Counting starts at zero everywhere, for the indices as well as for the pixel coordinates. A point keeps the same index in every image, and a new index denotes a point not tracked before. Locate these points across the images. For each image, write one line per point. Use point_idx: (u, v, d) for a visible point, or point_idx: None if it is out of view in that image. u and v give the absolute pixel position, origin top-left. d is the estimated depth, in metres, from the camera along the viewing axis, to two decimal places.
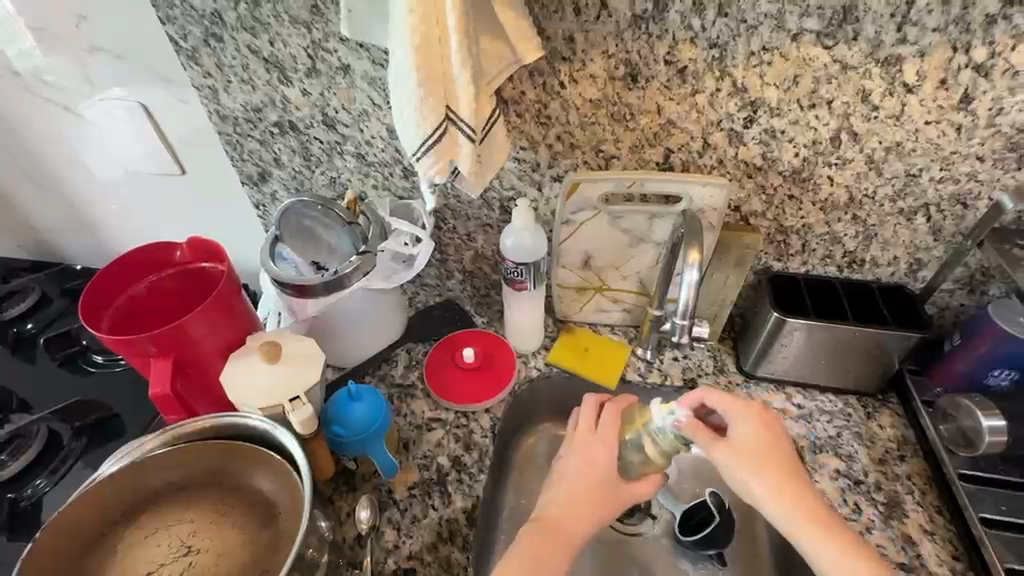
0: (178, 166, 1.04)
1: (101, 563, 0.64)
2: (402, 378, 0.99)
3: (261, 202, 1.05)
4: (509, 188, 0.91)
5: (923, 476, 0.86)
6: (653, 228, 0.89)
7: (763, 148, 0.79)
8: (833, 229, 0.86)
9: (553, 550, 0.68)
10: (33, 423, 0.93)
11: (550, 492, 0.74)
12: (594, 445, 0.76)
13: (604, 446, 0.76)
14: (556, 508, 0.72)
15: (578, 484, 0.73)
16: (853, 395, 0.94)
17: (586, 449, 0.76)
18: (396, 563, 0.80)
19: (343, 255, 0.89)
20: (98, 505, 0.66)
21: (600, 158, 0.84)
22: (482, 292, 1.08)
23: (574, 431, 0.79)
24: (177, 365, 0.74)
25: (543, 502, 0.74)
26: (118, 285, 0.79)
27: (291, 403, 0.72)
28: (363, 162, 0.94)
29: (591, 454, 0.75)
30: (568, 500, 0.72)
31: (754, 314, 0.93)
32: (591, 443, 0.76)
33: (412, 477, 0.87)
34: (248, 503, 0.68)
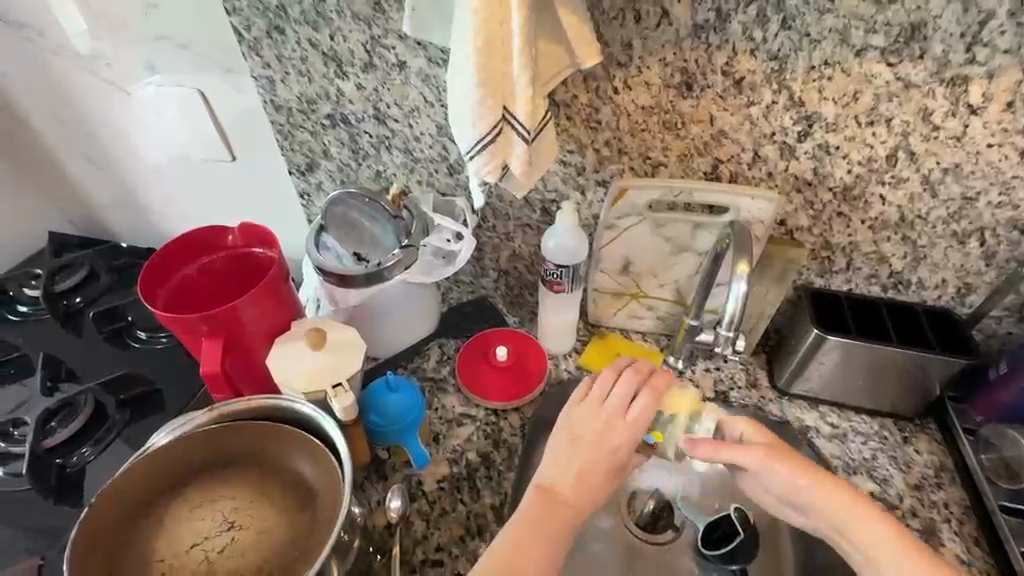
0: (227, 151, 1.07)
1: (147, 533, 0.66)
2: (434, 371, 1.01)
3: (305, 192, 1.07)
4: (552, 191, 0.91)
5: (960, 505, 0.84)
6: (696, 237, 0.89)
7: (815, 163, 0.79)
8: (880, 248, 0.85)
9: (554, 518, 0.70)
10: (80, 393, 0.96)
11: (556, 460, 0.75)
12: (599, 439, 0.74)
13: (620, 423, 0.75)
14: (567, 482, 0.73)
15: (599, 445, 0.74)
16: (888, 417, 0.93)
17: (605, 424, 0.75)
18: (424, 554, 0.81)
19: (386, 247, 0.91)
20: (144, 475, 0.68)
21: (647, 165, 0.84)
22: (515, 291, 1.09)
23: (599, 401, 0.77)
24: (227, 346, 0.76)
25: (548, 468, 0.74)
26: (171, 266, 0.81)
27: (334, 390, 0.74)
28: (410, 158, 0.96)
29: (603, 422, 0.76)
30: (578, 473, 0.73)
31: (791, 330, 0.93)
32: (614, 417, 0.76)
33: (442, 470, 0.88)
34: (288, 484, 0.70)
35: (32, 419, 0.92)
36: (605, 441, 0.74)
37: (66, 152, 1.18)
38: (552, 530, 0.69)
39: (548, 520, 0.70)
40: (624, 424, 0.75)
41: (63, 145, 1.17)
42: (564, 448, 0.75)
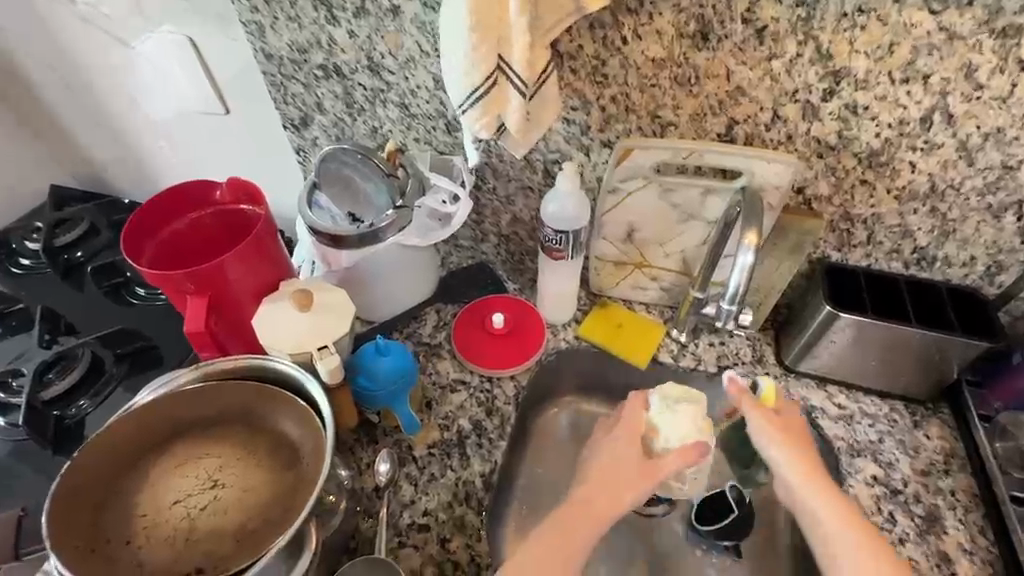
0: (221, 105, 1.03)
1: (131, 487, 0.64)
2: (430, 337, 0.99)
3: (301, 147, 1.03)
4: (555, 152, 0.86)
5: (969, 493, 0.81)
6: (706, 204, 0.83)
7: (840, 125, 0.72)
8: (906, 221, 0.79)
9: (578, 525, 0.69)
10: (78, 346, 0.96)
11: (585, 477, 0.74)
12: (625, 443, 0.76)
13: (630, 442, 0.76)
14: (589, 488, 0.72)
15: (617, 462, 0.74)
16: (899, 400, 0.88)
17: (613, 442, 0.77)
18: (411, 518, 0.79)
19: (379, 208, 0.88)
20: (134, 431, 0.67)
21: (656, 125, 0.78)
22: (516, 257, 1.06)
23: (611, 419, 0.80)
24: (212, 304, 0.74)
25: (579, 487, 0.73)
26: (158, 220, 0.79)
27: (320, 352, 0.72)
28: (406, 113, 0.91)
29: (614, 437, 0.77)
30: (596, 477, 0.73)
31: (803, 305, 0.88)
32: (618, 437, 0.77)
33: (433, 435, 0.87)
34: (274, 445, 0.70)
35: (31, 370, 0.93)
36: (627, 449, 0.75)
37: (65, 107, 1.16)
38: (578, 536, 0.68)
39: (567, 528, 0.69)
40: (617, 430, 0.78)
41: (59, 97, 1.14)
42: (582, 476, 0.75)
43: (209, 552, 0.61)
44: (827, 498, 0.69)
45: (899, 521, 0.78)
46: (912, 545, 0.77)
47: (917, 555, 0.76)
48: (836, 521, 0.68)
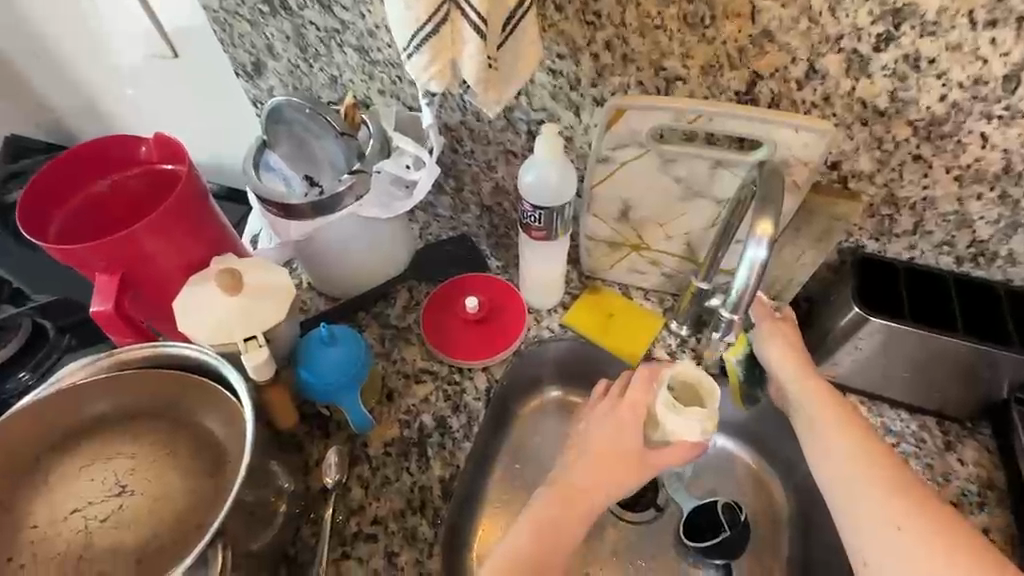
0: (168, 48, 0.95)
1: (28, 490, 0.57)
2: (398, 319, 0.88)
3: (258, 99, 0.91)
4: (539, 110, 0.72)
5: (1005, 533, 0.68)
6: (715, 180, 0.69)
7: (895, 84, 0.56)
8: (965, 208, 0.64)
9: (571, 517, 0.63)
10: (16, 316, 0.89)
11: (571, 454, 0.69)
12: (628, 420, 0.68)
13: (632, 428, 0.68)
14: (583, 468, 0.67)
15: (609, 443, 0.67)
16: (931, 417, 0.76)
17: (616, 422, 0.69)
18: (358, 526, 0.71)
19: (338, 170, 0.77)
20: (37, 423, 0.60)
21: (660, 79, 0.63)
22: (500, 232, 0.94)
23: (610, 397, 0.71)
24: (127, 281, 0.64)
25: (566, 461, 0.68)
26: (72, 180, 0.68)
27: (247, 343, 0.63)
28: (366, 59, 0.77)
29: (612, 415, 0.69)
30: (593, 458, 0.67)
31: (826, 303, 0.75)
32: (624, 424, 0.68)
33: (390, 432, 0.78)
34: (195, 446, 0.61)
35: None
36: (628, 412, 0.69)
37: (9, 46, 1.07)
38: (573, 518, 0.64)
39: (563, 505, 0.64)
40: (623, 407, 0.69)
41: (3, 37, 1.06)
42: (578, 445, 0.69)
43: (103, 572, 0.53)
44: (860, 459, 0.59)
45: None
46: None
47: None
48: (857, 463, 0.59)
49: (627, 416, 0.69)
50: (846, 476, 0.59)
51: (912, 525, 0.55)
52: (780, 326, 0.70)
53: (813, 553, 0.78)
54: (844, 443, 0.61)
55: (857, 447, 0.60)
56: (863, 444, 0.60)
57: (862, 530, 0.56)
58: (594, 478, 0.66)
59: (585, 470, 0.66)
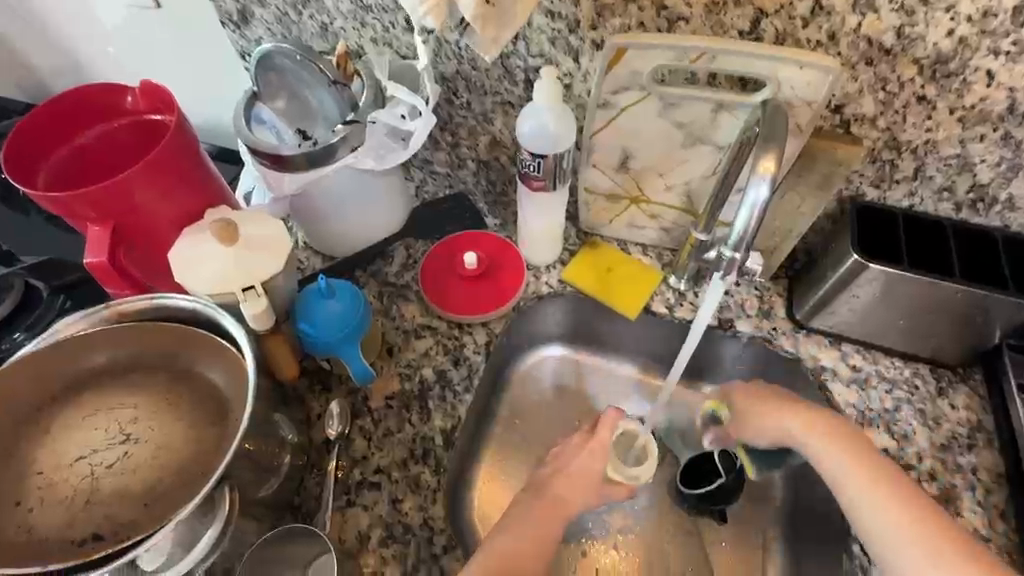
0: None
1: (29, 440, 0.57)
2: (395, 276, 0.88)
3: (245, 50, 0.88)
4: (537, 56, 0.70)
5: (993, 472, 0.70)
6: (717, 124, 0.68)
7: (902, 20, 0.55)
8: (967, 150, 0.64)
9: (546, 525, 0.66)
10: (6, 277, 0.87)
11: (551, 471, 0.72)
12: (595, 453, 0.73)
13: (595, 461, 0.72)
14: (562, 484, 0.70)
15: (580, 468, 0.71)
16: (924, 364, 0.77)
17: (586, 452, 0.72)
18: (362, 475, 0.72)
19: (330, 121, 0.76)
20: (29, 378, 0.59)
21: (662, 19, 0.62)
22: (497, 188, 0.93)
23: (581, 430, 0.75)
24: (119, 232, 0.63)
25: (544, 477, 0.71)
26: (56, 129, 0.66)
27: (245, 293, 0.62)
28: (357, 4, 0.75)
29: (584, 444, 0.73)
30: (567, 476, 0.71)
31: (824, 254, 0.75)
32: (588, 457, 0.72)
33: (391, 386, 0.78)
34: (197, 397, 0.61)
35: None
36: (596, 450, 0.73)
37: None
38: (546, 528, 0.67)
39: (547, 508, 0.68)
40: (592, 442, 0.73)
41: None
42: (554, 464, 0.73)
43: (110, 516, 0.54)
44: (865, 477, 0.63)
45: None
46: None
47: None
48: (862, 476, 0.63)
49: (590, 449, 0.73)
50: (851, 480, 0.63)
51: (928, 528, 0.59)
52: (751, 403, 0.73)
53: (813, 501, 0.77)
54: (843, 458, 0.65)
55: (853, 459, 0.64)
56: (858, 455, 0.65)
57: (895, 551, 0.59)
58: (569, 497, 0.69)
59: (564, 487, 0.70)
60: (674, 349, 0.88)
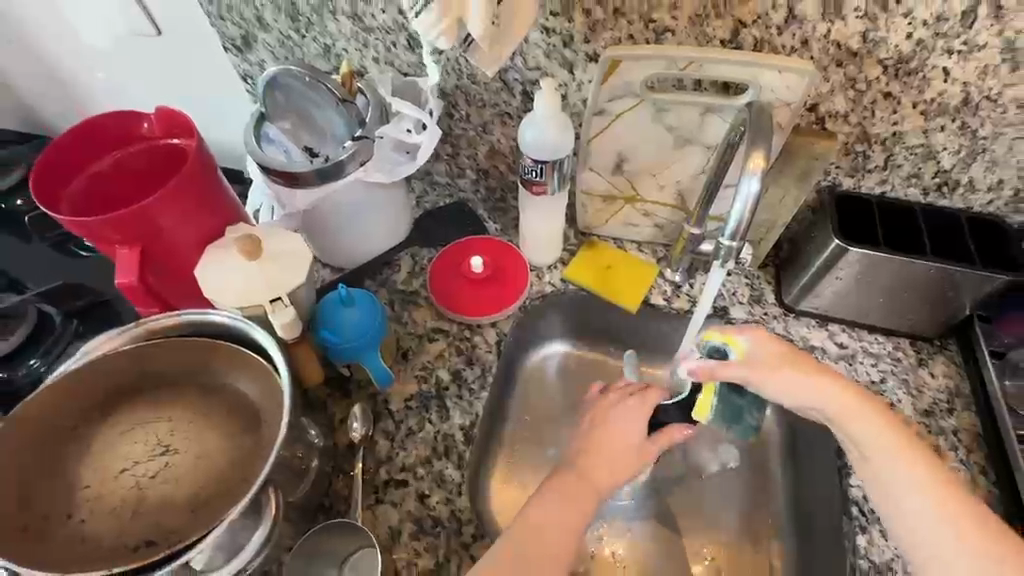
0: (152, 27, 0.93)
1: (71, 457, 0.59)
2: (404, 284, 0.91)
3: (248, 74, 0.92)
4: (533, 69, 0.75)
5: (972, 432, 0.77)
6: (705, 126, 0.74)
7: (866, 25, 0.62)
8: (930, 140, 0.70)
9: (577, 501, 0.67)
10: (19, 304, 0.89)
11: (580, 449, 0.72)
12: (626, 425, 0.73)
13: (623, 432, 0.73)
14: (583, 461, 0.70)
15: (612, 443, 0.72)
16: (905, 338, 0.83)
17: (617, 428, 0.73)
18: (388, 474, 0.75)
19: (338, 139, 0.79)
20: (65, 399, 0.61)
21: (650, 31, 0.67)
22: (496, 195, 0.97)
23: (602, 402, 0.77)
24: (146, 254, 0.66)
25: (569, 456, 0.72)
26: (75, 158, 0.68)
27: (272, 305, 0.65)
28: (360, 27, 0.79)
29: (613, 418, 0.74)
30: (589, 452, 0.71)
31: (807, 242, 0.81)
32: (621, 427, 0.73)
33: (409, 388, 0.81)
34: (229, 406, 0.64)
35: None
36: (611, 441, 0.72)
37: None
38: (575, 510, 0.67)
39: (574, 491, 0.68)
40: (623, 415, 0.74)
41: None
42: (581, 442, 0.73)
43: (158, 522, 0.56)
44: (885, 440, 0.63)
45: None
46: None
47: None
48: (873, 435, 0.63)
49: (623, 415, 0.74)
50: (878, 444, 0.63)
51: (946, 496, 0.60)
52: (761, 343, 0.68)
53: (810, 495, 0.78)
54: (864, 423, 0.64)
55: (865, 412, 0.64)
56: (877, 416, 0.64)
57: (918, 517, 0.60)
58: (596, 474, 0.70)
59: (590, 461, 0.70)
60: (673, 339, 0.93)
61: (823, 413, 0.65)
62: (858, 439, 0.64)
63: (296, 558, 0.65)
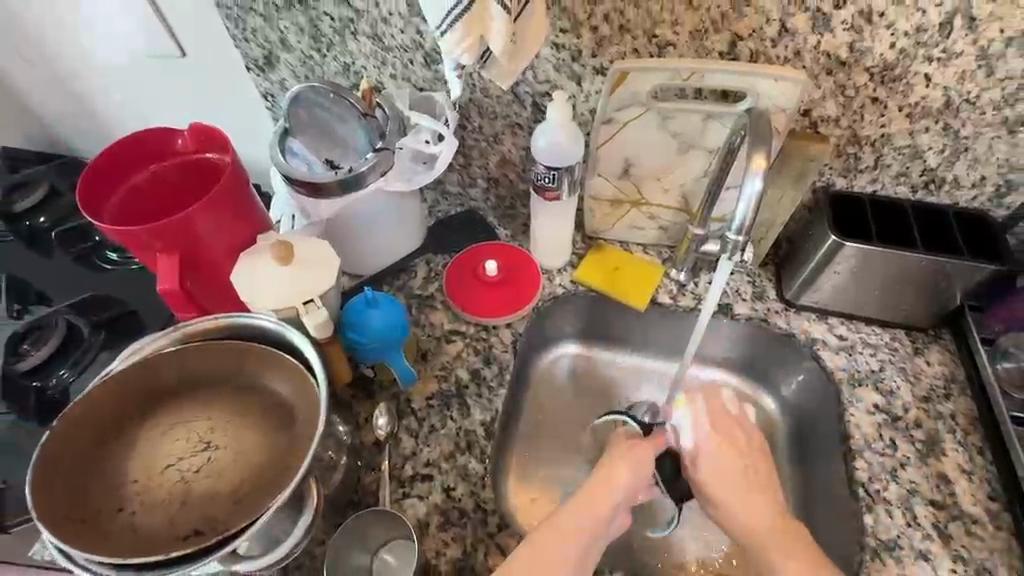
0: (177, 49, 0.97)
1: (117, 455, 0.62)
2: (420, 289, 0.95)
3: (269, 92, 0.96)
4: (543, 82, 0.80)
5: (968, 415, 0.80)
6: (707, 131, 0.79)
7: (853, 37, 0.67)
8: (916, 141, 0.75)
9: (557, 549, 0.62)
10: (50, 315, 0.91)
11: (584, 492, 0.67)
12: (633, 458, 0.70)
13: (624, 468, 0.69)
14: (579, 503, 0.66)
15: (602, 484, 0.68)
16: (901, 329, 0.87)
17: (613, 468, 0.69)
18: (413, 469, 0.78)
19: (359, 151, 0.83)
20: (109, 400, 0.64)
21: (653, 45, 0.72)
22: (506, 203, 1.01)
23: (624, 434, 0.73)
24: (185, 261, 0.70)
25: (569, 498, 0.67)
26: (115, 173, 0.72)
27: (305, 306, 0.68)
28: (380, 46, 0.84)
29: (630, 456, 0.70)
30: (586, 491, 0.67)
31: (804, 240, 0.85)
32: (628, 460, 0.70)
33: (430, 388, 0.85)
34: (264, 404, 0.67)
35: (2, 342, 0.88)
36: (609, 481, 0.68)
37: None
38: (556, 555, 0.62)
39: (552, 544, 0.62)
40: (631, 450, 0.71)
41: None
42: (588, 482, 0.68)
43: (205, 514, 0.59)
44: (754, 522, 0.67)
45: (900, 446, 0.78)
46: (913, 468, 0.77)
47: (917, 477, 0.76)
48: (744, 516, 0.67)
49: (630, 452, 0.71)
50: (753, 531, 0.66)
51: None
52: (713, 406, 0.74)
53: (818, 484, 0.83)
54: (740, 517, 0.68)
55: (765, 516, 0.67)
56: (770, 517, 0.67)
57: None
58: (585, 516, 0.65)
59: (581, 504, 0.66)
60: (679, 337, 0.97)
61: (732, 505, 0.68)
62: (746, 527, 0.67)
63: (344, 533, 0.68)
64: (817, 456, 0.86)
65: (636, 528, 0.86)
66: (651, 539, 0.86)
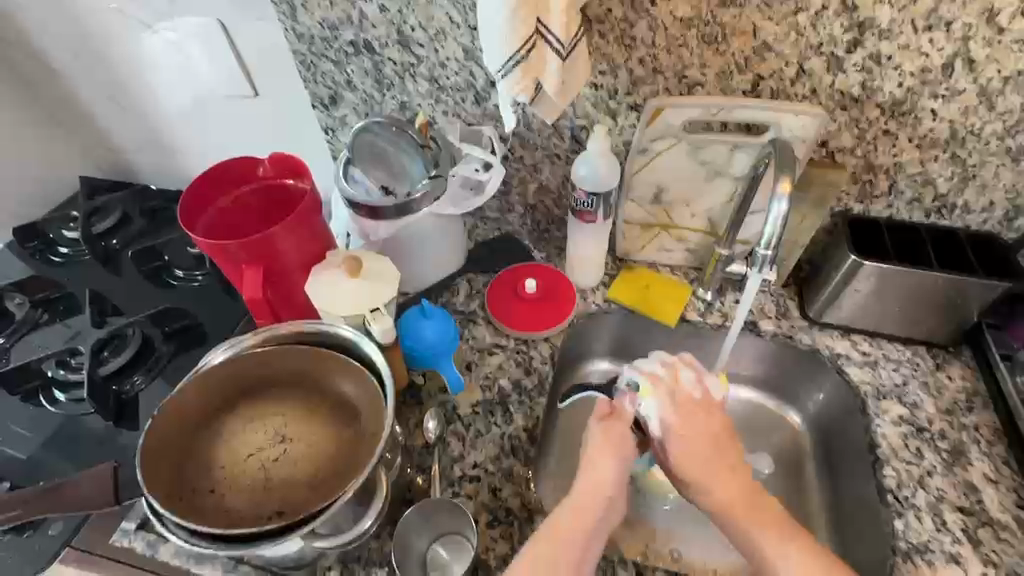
0: (251, 90, 1.08)
1: (207, 443, 0.69)
2: (464, 305, 1.02)
3: (329, 127, 1.06)
4: (582, 117, 0.89)
5: (992, 427, 0.84)
6: (733, 160, 0.87)
7: (864, 76, 0.75)
8: (927, 169, 0.82)
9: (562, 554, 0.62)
10: (127, 326, 1.01)
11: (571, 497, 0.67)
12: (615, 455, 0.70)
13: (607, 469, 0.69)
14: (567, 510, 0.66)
15: (586, 488, 0.68)
16: (921, 345, 0.92)
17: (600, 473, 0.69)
18: (461, 471, 0.83)
19: (414, 179, 0.90)
20: (201, 393, 0.71)
21: (683, 85, 0.81)
22: (542, 227, 1.09)
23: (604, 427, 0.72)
24: (267, 274, 0.78)
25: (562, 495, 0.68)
26: (207, 198, 0.82)
27: (372, 314, 0.76)
28: (436, 86, 0.94)
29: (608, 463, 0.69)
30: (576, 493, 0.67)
31: (826, 260, 0.91)
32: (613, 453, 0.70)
33: (475, 396, 0.91)
34: (332, 405, 0.73)
35: (87, 348, 0.98)
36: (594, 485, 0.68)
37: (90, 94, 1.21)
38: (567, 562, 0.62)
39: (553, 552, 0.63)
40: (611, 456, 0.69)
41: (88, 85, 1.19)
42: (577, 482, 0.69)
43: (285, 499, 0.65)
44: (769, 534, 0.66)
45: (925, 455, 0.81)
46: (940, 477, 0.80)
47: (945, 485, 0.79)
48: (759, 529, 0.66)
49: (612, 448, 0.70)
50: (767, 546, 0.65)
51: None
52: (704, 410, 0.73)
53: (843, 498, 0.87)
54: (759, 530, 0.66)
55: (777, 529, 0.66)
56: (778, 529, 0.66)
57: None
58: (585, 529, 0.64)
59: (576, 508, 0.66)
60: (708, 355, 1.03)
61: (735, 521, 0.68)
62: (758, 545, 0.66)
63: (406, 523, 0.73)
64: (840, 471, 0.90)
65: (669, 535, 0.90)
66: (683, 546, 0.89)
